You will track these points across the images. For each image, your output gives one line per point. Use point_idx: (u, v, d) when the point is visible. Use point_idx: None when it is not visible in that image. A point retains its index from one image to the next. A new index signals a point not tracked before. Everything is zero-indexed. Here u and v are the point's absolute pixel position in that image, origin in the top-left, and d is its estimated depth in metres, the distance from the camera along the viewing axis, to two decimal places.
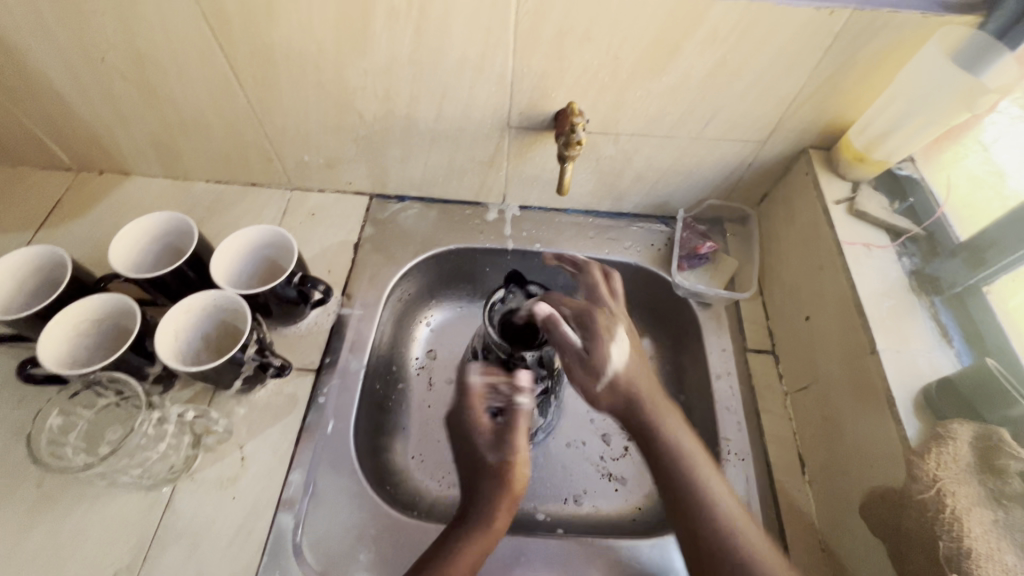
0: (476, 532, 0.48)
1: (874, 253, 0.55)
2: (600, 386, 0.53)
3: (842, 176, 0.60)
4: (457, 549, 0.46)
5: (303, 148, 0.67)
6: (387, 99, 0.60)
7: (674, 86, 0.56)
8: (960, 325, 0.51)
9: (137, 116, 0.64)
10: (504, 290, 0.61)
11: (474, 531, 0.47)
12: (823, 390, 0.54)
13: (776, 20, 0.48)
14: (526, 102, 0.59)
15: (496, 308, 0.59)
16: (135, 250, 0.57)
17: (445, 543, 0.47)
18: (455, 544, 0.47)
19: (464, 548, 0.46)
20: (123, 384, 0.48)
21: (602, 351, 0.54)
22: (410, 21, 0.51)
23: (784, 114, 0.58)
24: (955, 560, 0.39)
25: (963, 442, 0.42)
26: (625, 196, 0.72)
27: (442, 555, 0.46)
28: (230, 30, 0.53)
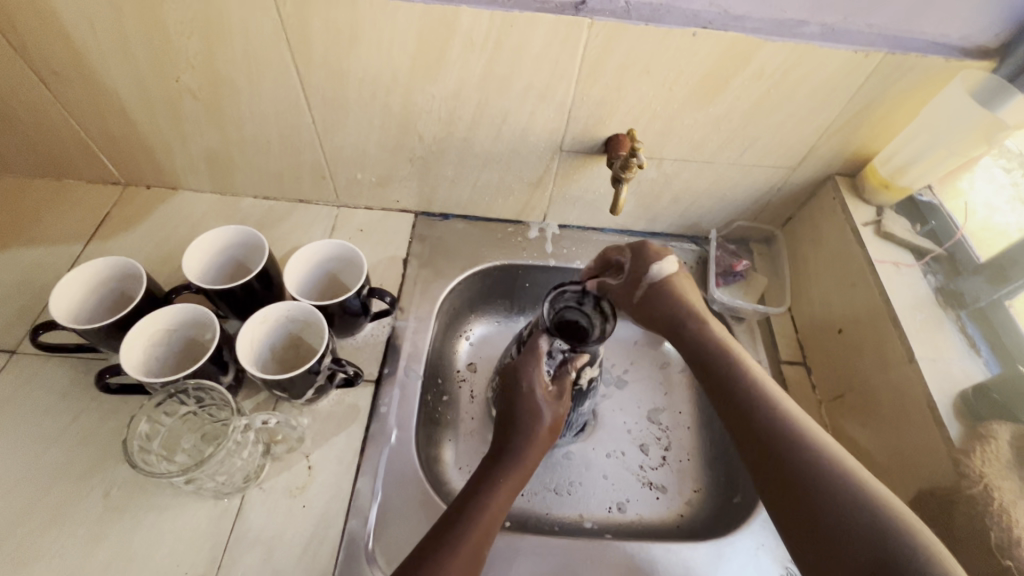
0: (511, 475, 0.52)
1: (903, 271, 0.60)
2: (635, 300, 0.65)
3: (867, 201, 0.66)
4: (491, 495, 0.49)
5: (358, 167, 0.70)
6: (449, 122, 0.63)
7: (719, 116, 0.60)
8: (985, 336, 0.56)
9: (198, 133, 0.66)
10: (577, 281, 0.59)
11: (509, 470, 0.52)
12: (861, 397, 0.58)
13: (818, 60, 0.54)
14: (581, 128, 0.63)
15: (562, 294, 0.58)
16: (203, 261, 0.59)
17: (485, 473, 0.52)
18: (488, 489, 0.50)
19: (500, 481, 0.51)
20: (207, 391, 0.50)
21: (646, 274, 0.64)
22: (484, 53, 0.55)
23: (816, 143, 0.64)
24: (1006, 547, 0.42)
25: (1003, 442, 0.46)
26: (659, 217, 0.76)
27: (484, 482, 0.51)
28: (310, 55, 0.56)
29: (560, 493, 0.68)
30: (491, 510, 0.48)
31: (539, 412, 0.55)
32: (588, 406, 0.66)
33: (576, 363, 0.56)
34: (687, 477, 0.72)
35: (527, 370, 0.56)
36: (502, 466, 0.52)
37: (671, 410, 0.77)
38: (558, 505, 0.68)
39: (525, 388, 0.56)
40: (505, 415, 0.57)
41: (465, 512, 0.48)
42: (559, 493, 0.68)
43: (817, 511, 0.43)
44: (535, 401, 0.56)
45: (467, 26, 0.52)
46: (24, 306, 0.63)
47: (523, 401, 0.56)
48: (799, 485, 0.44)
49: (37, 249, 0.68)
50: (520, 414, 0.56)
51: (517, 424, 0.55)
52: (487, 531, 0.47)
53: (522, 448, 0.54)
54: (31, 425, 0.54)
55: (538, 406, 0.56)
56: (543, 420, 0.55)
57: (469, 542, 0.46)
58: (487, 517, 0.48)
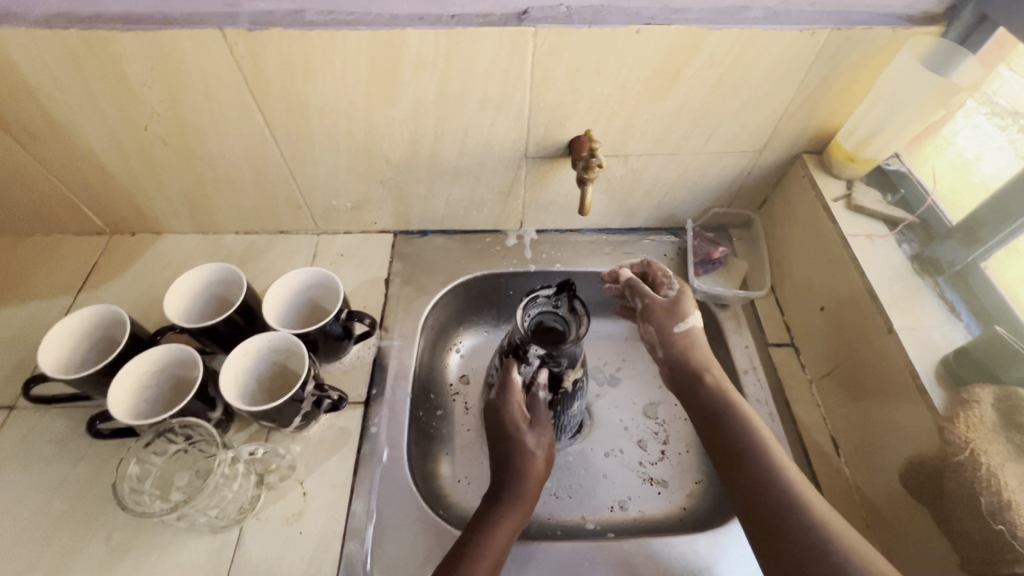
0: (505, 515, 0.52)
1: (877, 243, 0.59)
2: (679, 327, 0.61)
3: (835, 176, 0.65)
4: (488, 541, 0.49)
5: (332, 194, 0.72)
6: (413, 141, 0.64)
7: (677, 108, 0.61)
8: (965, 300, 0.55)
9: (173, 178, 0.68)
10: (550, 289, 0.58)
11: (508, 505, 0.53)
12: (848, 374, 0.58)
13: (764, 43, 0.54)
14: (543, 133, 0.63)
15: (530, 307, 0.58)
16: (186, 300, 0.60)
17: (484, 512, 0.52)
18: (488, 530, 0.51)
19: (500, 518, 0.52)
20: (194, 428, 0.51)
21: (685, 309, 0.62)
22: (436, 70, 0.56)
23: (778, 124, 0.64)
24: (998, 512, 0.42)
25: (987, 405, 0.46)
26: (635, 212, 0.77)
27: (483, 523, 0.51)
28: (269, 91, 0.57)
29: (561, 496, 0.68)
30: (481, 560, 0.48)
31: (526, 449, 0.56)
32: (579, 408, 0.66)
33: (542, 379, 0.58)
34: (687, 469, 0.71)
35: (506, 405, 0.58)
36: (500, 506, 0.53)
37: (667, 403, 0.77)
38: (559, 508, 0.68)
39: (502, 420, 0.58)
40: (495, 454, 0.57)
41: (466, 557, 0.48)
42: (559, 496, 0.68)
43: (786, 533, 0.45)
44: (520, 435, 0.57)
45: (416, 47, 0.53)
46: (20, 360, 0.65)
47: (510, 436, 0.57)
48: (774, 503, 0.47)
49: (30, 305, 0.70)
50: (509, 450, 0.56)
51: (507, 463, 0.56)
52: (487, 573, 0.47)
53: (519, 483, 0.54)
54: (33, 476, 0.56)
55: (524, 441, 0.56)
56: (531, 458, 0.56)
57: None
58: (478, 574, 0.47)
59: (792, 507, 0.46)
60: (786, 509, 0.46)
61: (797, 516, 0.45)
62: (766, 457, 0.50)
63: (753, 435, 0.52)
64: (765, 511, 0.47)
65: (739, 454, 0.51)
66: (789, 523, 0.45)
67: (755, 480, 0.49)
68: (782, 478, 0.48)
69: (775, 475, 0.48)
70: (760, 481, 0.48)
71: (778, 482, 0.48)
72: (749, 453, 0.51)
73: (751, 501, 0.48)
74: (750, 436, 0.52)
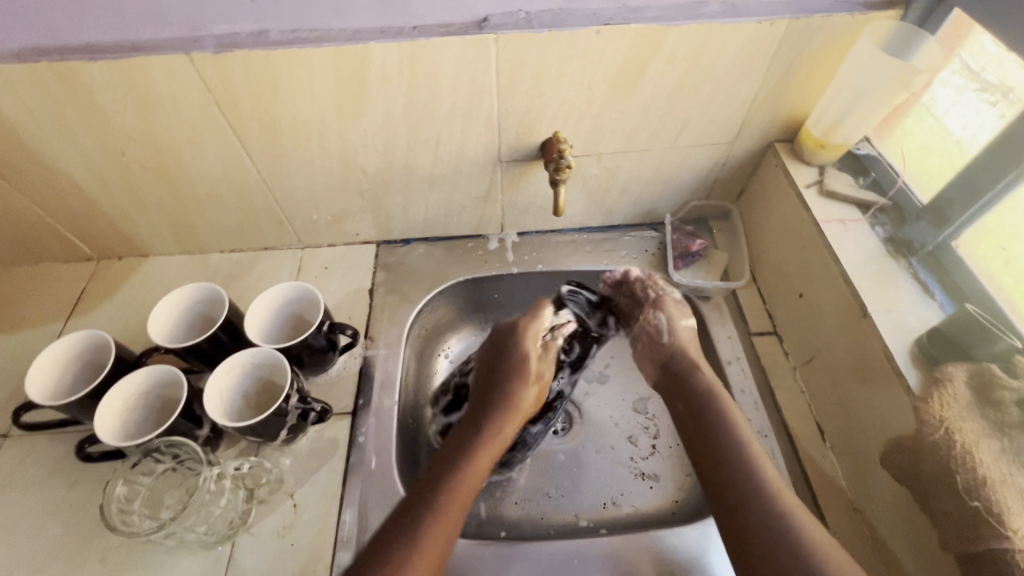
0: (485, 448, 0.56)
1: (850, 227, 0.60)
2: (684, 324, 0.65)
3: (808, 163, 0.66)
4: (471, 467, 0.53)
5: (312, 208, 0.72)
6: (387, 152, 0.65)
7: (644, 105, 0.62)
8: (939, 280, 0.55)
9: (155, 202, 0.69)
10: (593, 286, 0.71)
11: (488, 439, 0.57)
12: (829, 359, 0.59)
13: (724, 36, 0.55)
14: (514, 138, 0.64)
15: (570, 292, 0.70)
16: (170, 321, 0.61)
17: (466, 443, 0.56)
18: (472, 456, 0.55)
19: (481, 449, 0.56)
20: (179, 447, 0.52)
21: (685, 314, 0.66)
22: (402, 81, 0.57)
23: (746, 115, 0.64)
24: (974, 489, 0.42)
25: (961, 383, 0.46)
26: (614, 209, 0.77)
27: (466, 451, 0.55)
28: (241, 112, 0.58)
29: (554, 495, 0.69)
30: (461, 488, 0.51)
31: (524, 383, 0.62)
32: (539, 426, 0.66)
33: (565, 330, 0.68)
34: (679, 461, 0.72)
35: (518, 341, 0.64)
36: (482, 438, 0.57)
37: (657, 398, 0.77)
38: (553, 506, 0.68)
39: (507, 359, 0.63)
40: (484, 394, 0.62)
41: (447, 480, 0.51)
42: (552, 494, 0.69)
43: (760, 529, 0.45)
44: (520, 371, 0.62)
45: (380, 60, 0.54)
46: (14, 389, 0.66)
47: (509, 375, 0.62)
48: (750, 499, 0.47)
49: (20, 334, 0.71)
50: (501, 388, 0.61)
51: (495, 401, 0.61)
52: (465, 497, 0.51)
53: (504, 419, 0.59)
54: (28, 502, 0.57)
55: (524, 378, 0.62)
56: (521, 399, 0.61)
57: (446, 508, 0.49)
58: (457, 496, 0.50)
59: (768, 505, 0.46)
60: (761, 505, 0.46)
61: (768, 514, 0.46)
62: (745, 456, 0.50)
63: (733, 433, 0.52)
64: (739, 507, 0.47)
65: (717, 450, 0.52)
66: (763, 519, 0.45)
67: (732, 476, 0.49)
68: (757, 477, 0.48)
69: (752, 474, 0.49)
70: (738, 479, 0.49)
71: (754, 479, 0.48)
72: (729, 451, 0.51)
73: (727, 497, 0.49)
74: (731, 435, 0.52)
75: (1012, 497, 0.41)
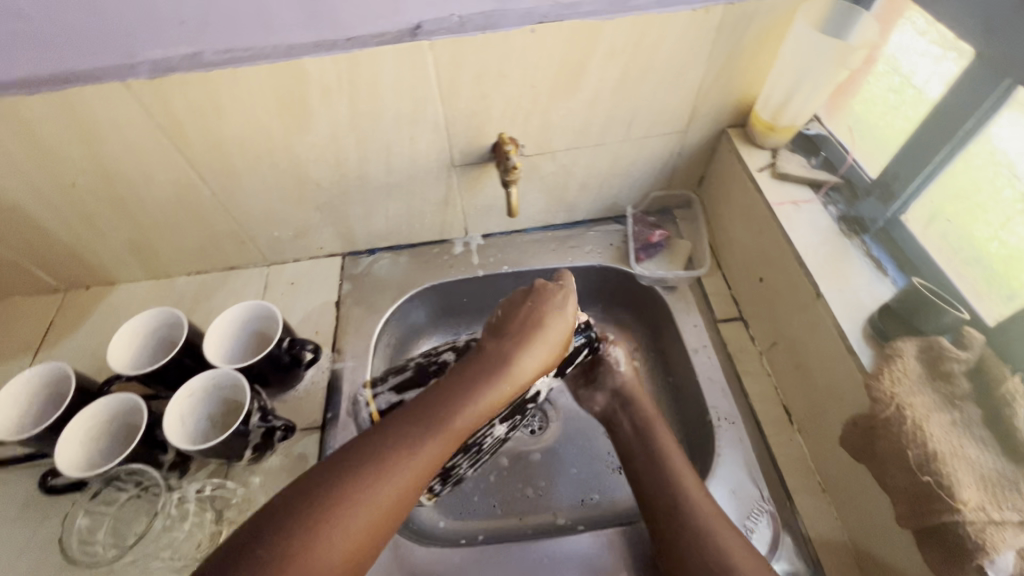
0: (491, 382, 0.52)
1: (802, 208, 0.60)
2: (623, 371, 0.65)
3: (760, 146, 0.65)
4: (474, 402, 0.49)
5: (272, 225, 0.72)
6: (339, 165, 0.65)
7: (590, 99, 0.61)
8: (891, 255, 0.55)
9: (114, 229, 0.69)
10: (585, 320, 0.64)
11: (495, 377, 0.52)
12: (790, 341, 0.59)
13: (661, 26, 0.55)
14: (464, 141, 0.64)
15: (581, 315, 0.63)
16: (131, 348, 0.61)
17: (471, 374, 0.52)
18: (477, 391, 0.50)
19: (487, 386, 0.51)
20: (140, 474, 0.53)
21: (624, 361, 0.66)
22: (343, 94, 0.57)
23: (695, 103, 0.64)
24: (926, 464, 0.41)
25: (911, 357, 0.46)
26: (576, 205, 0.77)
27: (472, 383, 0.51)
28: (188, 136, 0.59)
29: (532, 494, 0.70)
30: (457, 425, 0.48)
31: (550, 326, 0.57)
32: (503, 428, 0.64)
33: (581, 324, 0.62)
34: None
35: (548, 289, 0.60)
36: (495, 374, 0.52)
37: None
38: (531, 507, 0.69)
39: (533, 302, 0.58)
40: (503, 329, 0.57)
41: (445, 413, 0.48)
42: (530, 494, 0.70)
43: (680, 543, 0.47)
44: (545, 314, 0.57)
45: (317, 74, 0.54)
46: None
47: (532, 315, 0.57)
48: (665, 519, 0.49)
49: None
50: (524, 326, 0.56)
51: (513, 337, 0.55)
52: (457, 433, 0.48)
53: (520, 358, 0.54)
54: None
55: (550, 319, 0.57)
56: (548, 342, 0.56)
57: (434, 441, 0.46)
58: (473, 411, 0.49)
59: (680, 523, 0.48)
60: (677, 522, 0.48)
61: (685, 529, 0.48)
62: (664, 478, 0.52)
63: (655, 458, 0.55)
64: (657, 526, 0.50)
65: (639, 471, 0.55)
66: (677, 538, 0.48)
67: (652, 499, 0.52)
68: (672, 494, 0.51)
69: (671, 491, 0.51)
70: (661, 502, 0.51)
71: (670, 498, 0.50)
72: (650, 476, 0.53)
73: (654, 514, 0.51)
74: (652, 461, 0.55)
75: (963, 470, 0.40)
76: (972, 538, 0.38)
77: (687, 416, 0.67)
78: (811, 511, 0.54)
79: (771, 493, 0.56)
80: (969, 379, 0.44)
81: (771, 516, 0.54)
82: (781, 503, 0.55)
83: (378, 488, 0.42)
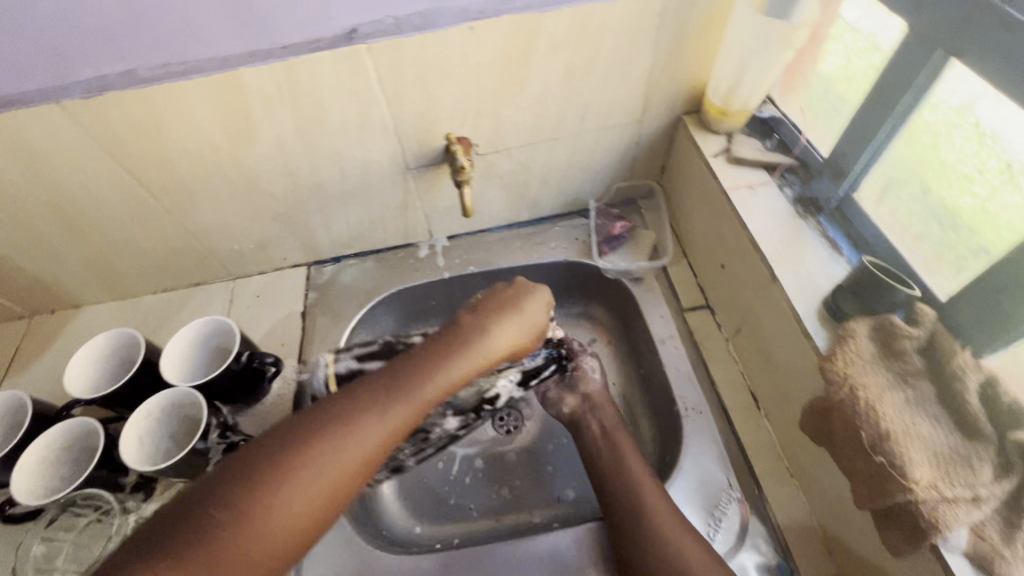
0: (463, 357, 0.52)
1: (758, 192, 0.59)
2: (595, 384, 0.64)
3: (715, 131, 0.65)
4: (446, 374, 0.49)
5: (231, 239, 0.72)
6: (291, 175, 0.64)
7: (539, 94, 0.61)
8: (846, 235, 0.55)
9: (72, 252, 0.69)
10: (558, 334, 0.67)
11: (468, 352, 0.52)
12: (753, 326, 0.58)
13: (601, 16, 0.54)
14: (416, 144, 0.63)
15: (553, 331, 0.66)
16: (89, 371, 0.60)
17: (445, 348, 0.52)
18: (449, 363, 0.50)
19: (459, 359, 0.51)
20: (97, 497, 0.53)
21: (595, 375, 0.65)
22: (285, 103, 0.56)
23: (647, 92, 0.64)
24: (879, 444, 0.40)
25: (864, 337, 0.45)
26: (539, 202, 0.76)
27: (445, 356, 0.51)
28: (134, 155, 0.58)
29: (508, 495, 0.69)
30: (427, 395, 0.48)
31: (527, 315, 0.58)
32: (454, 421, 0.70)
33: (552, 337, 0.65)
34: None
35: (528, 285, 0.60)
36: (469, 349, 0.52)
37: None
38: (507, 507, 0.68)
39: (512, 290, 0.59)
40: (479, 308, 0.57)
41: (416, 382, 0.48)
42: (506, 494, 0.69)
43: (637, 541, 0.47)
44: (521, 302, 0.58)
45: (256, 85, 0.53)
46: None
47: (510, 299, 0.58)
48: (626, 520, 0.49)
49: None
50: (498, 308, 0.57)
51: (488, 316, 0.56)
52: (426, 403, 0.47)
53: (494, 337, 0.54)
54: None
55: (529, 308, 0.58)
56: (523, 329, 0.57)
57: (403, 409, 0.46)
58: (440, 385, 0.49)
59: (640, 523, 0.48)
60: (636, 520, 0.49)
61: (639, 526, 0.48)
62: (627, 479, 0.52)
63: (619, 459, 0.54)
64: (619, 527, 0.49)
65: (604, 472, 0.55)
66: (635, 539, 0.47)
67: (616, 500, 0.51)
68: (632, 494, 0.51)
69: (631, 491, 0.51)
70: (623, 502, 0.50)
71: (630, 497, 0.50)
72: (615, 478, 0.53)
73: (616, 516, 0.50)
74: (617, 463, 0.54)
75: (916, 449, 0.40)
76: (926, 517, 0.37)
77: (658, 407, 0.66)
78: (779, 496, 0.54)
79: (739, 480, 0.55)
80: (922, 356, 0.44)
81: (738, 503, 0.54)
82: (749, 490, 0.55)
83: (342, 449, 0.41)
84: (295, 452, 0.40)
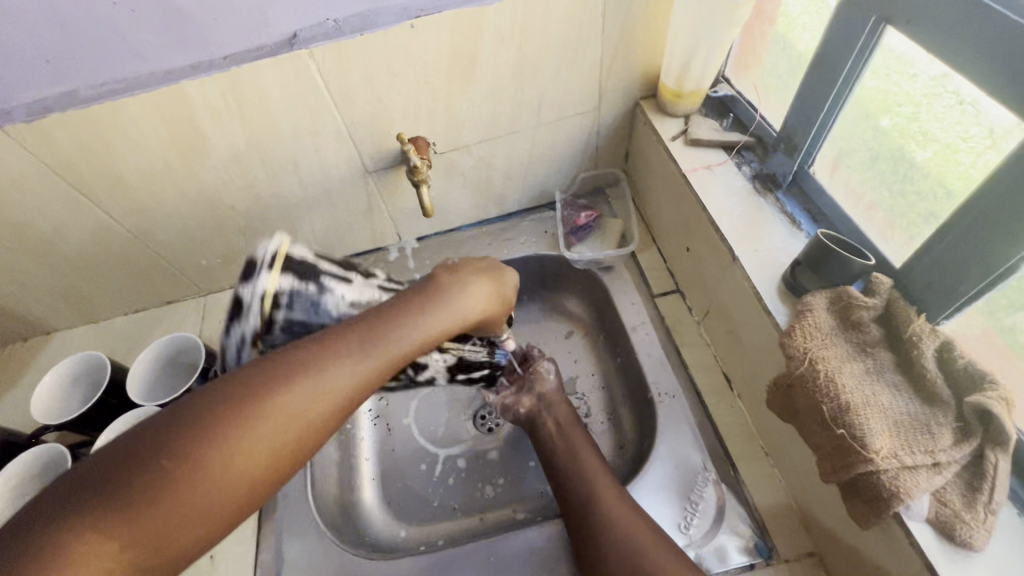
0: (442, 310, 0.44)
1: (716, 171, 0.59)
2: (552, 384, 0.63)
3: (672, 114, 0.65)
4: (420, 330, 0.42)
5: (197, 254, 0.71)
6: (250, 186, 0.64)
7: (491, 88, 0.60)
8: (804, 210, 0.55)
9: (36, 279, 0.68)
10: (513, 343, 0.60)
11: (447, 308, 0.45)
12: (720, 307, 0.58)
13: (544, 5, 0.54)
14: (372, 147, 0.63)
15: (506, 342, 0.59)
16: (55, 398, 0.60)
17: (423, 299, 0.44)
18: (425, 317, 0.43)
19: (436, 314, 0.44)
20: None
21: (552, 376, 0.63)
22: (234, 114, 0.55)
23: (601, 80, 0.63)
24: (839, 416, 0.40)
25: (822, 311, 0.45)
26: (505, 197, 0.76)
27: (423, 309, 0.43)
28: (86, 176, 0.57)
29: (491, 492, 0.69)
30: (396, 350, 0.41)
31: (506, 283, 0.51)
32: None
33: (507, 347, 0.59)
34: None
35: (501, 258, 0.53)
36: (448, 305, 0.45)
37: None
38: (490, 504, 0.68)
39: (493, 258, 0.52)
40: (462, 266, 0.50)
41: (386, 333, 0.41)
42: (489, 492, 0.69)
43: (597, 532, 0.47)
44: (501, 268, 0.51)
45: (201, 98, 0.53)
46: None
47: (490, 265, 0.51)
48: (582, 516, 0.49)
49: None
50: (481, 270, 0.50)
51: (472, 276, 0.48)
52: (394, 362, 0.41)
53: (476, 296, 0.47)
54: None
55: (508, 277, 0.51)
56: (504, 291, 0.50)
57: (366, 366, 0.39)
58: (412, 341, 0.41)
59: (593, 518, 0.48)
60: (591, 514, 0.49)
61: (598, 521, 0.48)
62: (584, 474, 0.52)
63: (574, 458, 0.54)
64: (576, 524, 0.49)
65: (564, 467, 0.54)
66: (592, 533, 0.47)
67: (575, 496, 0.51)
68: (586, 490, 0.51)
69: (586, 486, 0.51)
70: (580, 498, 0.50)
71: (587, 493, 0.50)
72: (573, 475, 0.53)
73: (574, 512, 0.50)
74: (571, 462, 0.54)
75: (876, 419, 0.39)
76: (888, 486, 0.37)
77: (634, 394, 0.66)
78: (754, 475, 0.54)
79: (715, 462, 0.55)
80: (879, 325, 0.44)
81: (714, 485, 0.54)
82: (725, 471, 0.55)
83: (294, 407, 0.35)
84: (236, 408, 0.34)
